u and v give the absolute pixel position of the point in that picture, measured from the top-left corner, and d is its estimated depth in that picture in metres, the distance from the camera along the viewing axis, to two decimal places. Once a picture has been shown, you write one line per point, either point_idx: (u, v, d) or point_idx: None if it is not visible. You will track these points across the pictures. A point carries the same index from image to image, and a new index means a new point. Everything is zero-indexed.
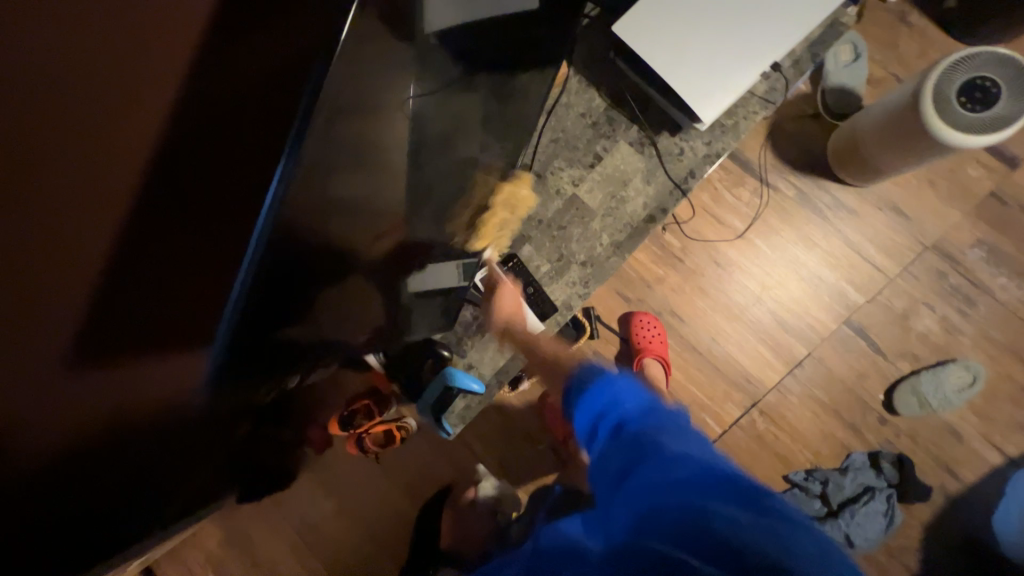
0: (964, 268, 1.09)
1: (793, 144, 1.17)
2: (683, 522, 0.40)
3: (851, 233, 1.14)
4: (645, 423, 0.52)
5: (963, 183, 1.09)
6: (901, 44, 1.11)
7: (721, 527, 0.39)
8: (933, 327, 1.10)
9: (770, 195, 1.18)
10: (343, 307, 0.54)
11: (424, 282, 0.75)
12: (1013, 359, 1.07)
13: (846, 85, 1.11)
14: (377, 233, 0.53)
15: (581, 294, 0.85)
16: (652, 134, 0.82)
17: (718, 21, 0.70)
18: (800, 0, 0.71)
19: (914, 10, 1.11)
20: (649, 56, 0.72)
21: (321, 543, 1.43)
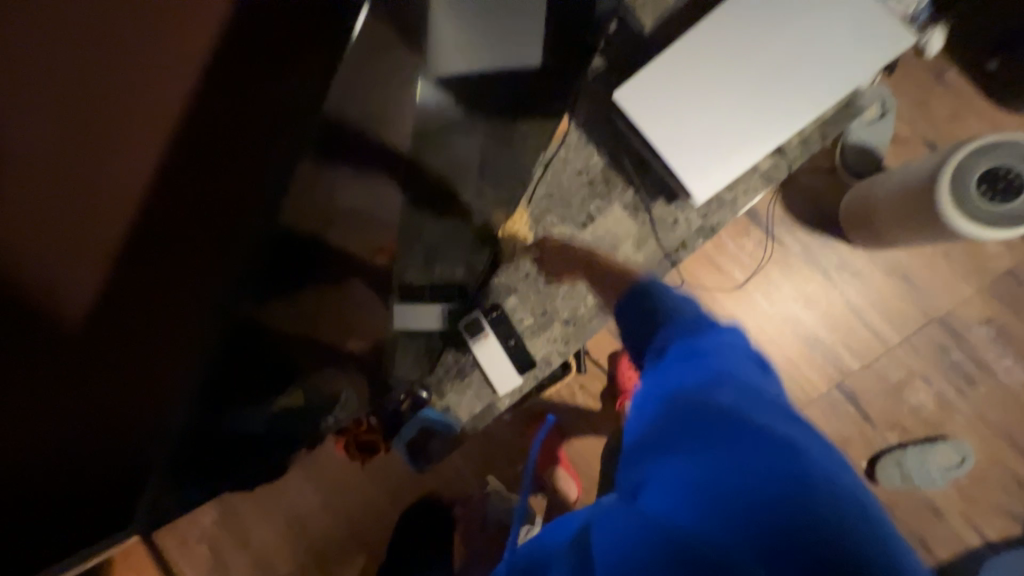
0: (967, 345, 1.06)
1: (805, 198, 1.12)
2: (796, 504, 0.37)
3: (853, 296, 1.11)
4: (721, 352, 0.54)
5: (979, 258, 1.06)
6: (933, 104, 1.06)
7: (804, 470, 0.39)
8: (926, 402, 1.07)
9: (775, 248, 1.14)
10: (329, 318, 0.57)
11: (403, 323, 0.75)
12: (1007, 443, 1.04)
13: (868, 143, 1.05)
14: (370, 248, 0.55)
15: (561, 350, 0.87)
16: (646, 201, 0.83)
17: (721, 103, 0.70)
18: (808, 85, 0.70)
19: (951, 68, 1.05)
20: (648, 129, 0.71)
21: (304, 535, 1.49)
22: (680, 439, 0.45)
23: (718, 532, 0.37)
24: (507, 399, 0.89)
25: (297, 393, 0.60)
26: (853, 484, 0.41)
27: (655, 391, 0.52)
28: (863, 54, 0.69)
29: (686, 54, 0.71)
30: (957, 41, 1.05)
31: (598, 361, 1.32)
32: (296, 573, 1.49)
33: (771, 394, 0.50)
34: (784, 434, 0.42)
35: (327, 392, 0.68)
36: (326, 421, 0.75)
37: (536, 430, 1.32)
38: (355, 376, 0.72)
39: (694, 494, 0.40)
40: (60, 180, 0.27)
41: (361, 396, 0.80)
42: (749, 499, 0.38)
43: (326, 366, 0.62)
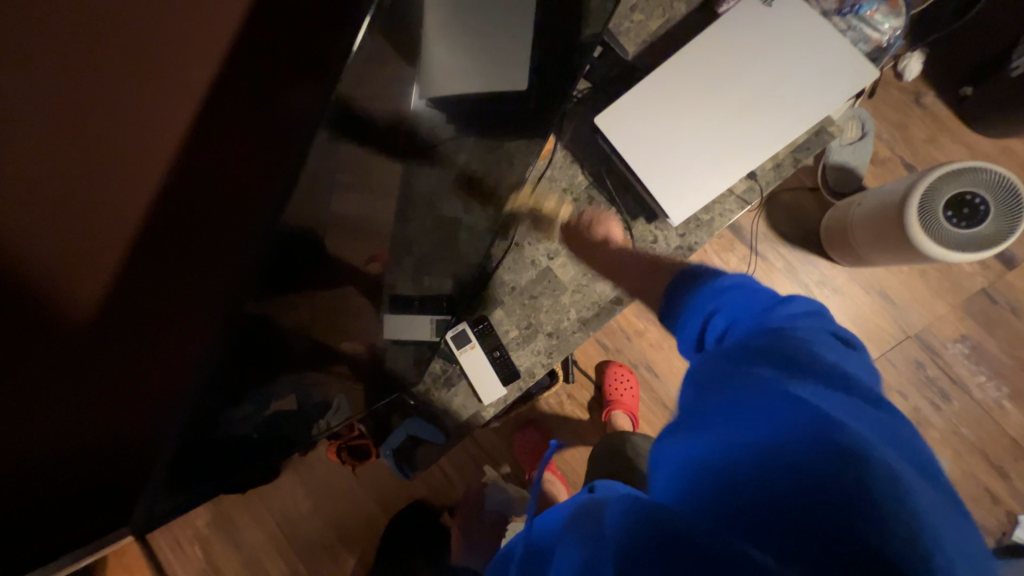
0: (944, 362, 1.09)
1: (788, 215, 1.16)
2: (850, 456, 0.32)
3: (833, 311, 1.14)
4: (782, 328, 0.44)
5: (955, 277, 1.09)
6: (912, 127, 1.09)
7: (865, 461, 0.31)
8: (902, 417, 1.10)
9: (759, 263, 1.17)
10: (322, 320, 0.57)
11: (393, 333, 0.79)
12: (981, 459, 1.07)
13: (847, 163, 1.08)
14: (366, 252, 0.57)
15: (544, 362, 0.90)
16: (628, 220, 0.86)
17: (698, 130, 0.74)
18: (781, 113, 0.73)
19: (929, 92, 1.09)
20: (628, 154, 0.75)
21: (295, 537, 1.51)
22: (708, 414, 0.39)
23: (731, 522, 0.33)
24: (492, 409, 0.92)
25: (286, 397, 0.61)
26: (936, 496, 0.31)
27: (693, 368, 0.47)
28: (833, 85, 0.73)
29: (665, 82, 0.75)
30: (935, 68, 1.09)
31: (586, 370, 1.34)
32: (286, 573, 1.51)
33: (837, 364, 0.39)
34: (845, 418, 0.34)
35: (316, 395, 0.69)
36: (316, 425, 0.76)
37: (524, 437, 1.35)
38: (345, 379, 0.74)
39: (711, 476, 0.35)
40: (94, 190, 0.33)
41: (352, 401, 0.81)
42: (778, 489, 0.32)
43: (311, 372, 0.62)
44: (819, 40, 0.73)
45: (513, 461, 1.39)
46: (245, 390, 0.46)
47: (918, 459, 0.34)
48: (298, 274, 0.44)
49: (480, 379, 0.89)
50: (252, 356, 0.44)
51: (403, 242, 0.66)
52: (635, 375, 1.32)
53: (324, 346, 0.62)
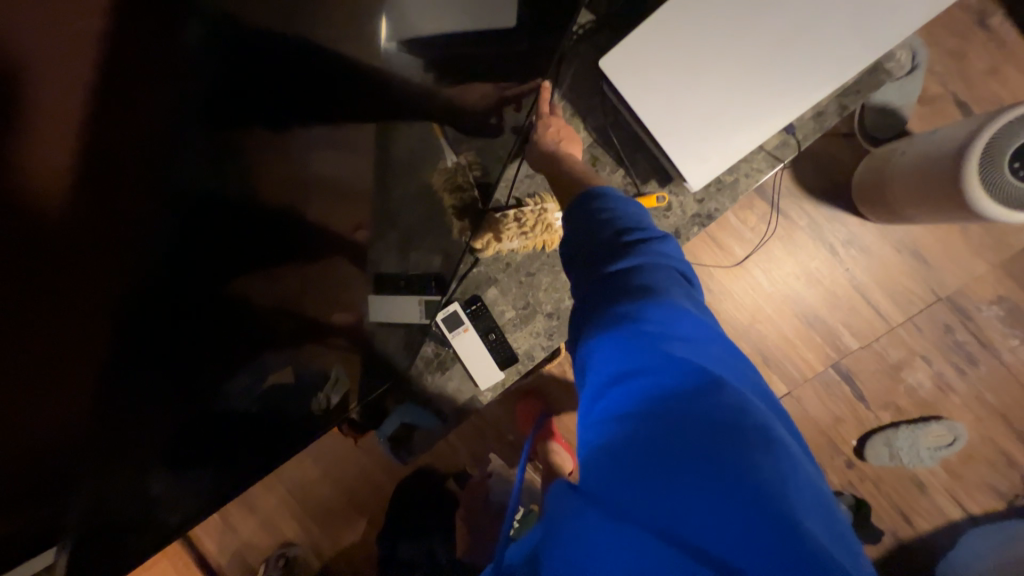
0: (975, 326, 1.01)
1: (817, 166, 1.03)
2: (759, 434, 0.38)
3: (858, 273, 1.04)
4: (704, 317, 0.48)
5: (999, 233, 0.98)
6: (971, 56, 0.93)
7: (762, 433, 0.39)
8: (923, 383, 1.04)
9: (780, 222, 1.05)
10: (313, 294, 0.53)
11: (379, 316, 0.71)
12: (1002, 424, 1.02)
13: (891, 104, 0.94)
14: (346, 222, 0.52)
15: (544, 345, 0.83)
16: (638, 185, 0.75)
17: (726, 74, 0.61)
18: (828, 48, 0.60)
19: (996, 12, 0.92)
20: (641, 107, 0.63)
21: (305, 502, 1.55)
22: (669, 422, 0.39)
23: (721, 537, 0.34)
24: (489, 393, 0.86)
25: (283, 369, 0.56)
26: (788, 435, 0.42)
27: (631, 356, 0.44)
28: (900, 7, 0.58)
29: (687, 11, 0.61)
30: None
31: None
32: (301, 534, 1.56)
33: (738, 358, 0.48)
34: (738, 396, 0.41)
35: (316, 365, 0.62)
36: (315, 400, 0.66)
37: (527, 408, 1.32)
38: (344, 351, 0.67)
39: (690, 489, 0.36)
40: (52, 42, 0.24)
41: (354, 371, 0.72)
42: (757, 495, 0.35)
43: (304, 341, 0.57)
44: None
45: (516, 430, 1.38)
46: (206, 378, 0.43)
47: (767, 405, 0.46)
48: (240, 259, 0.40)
49: (476, 364, 0.82)
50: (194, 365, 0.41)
51: (382, 217, 0.59)
52: None
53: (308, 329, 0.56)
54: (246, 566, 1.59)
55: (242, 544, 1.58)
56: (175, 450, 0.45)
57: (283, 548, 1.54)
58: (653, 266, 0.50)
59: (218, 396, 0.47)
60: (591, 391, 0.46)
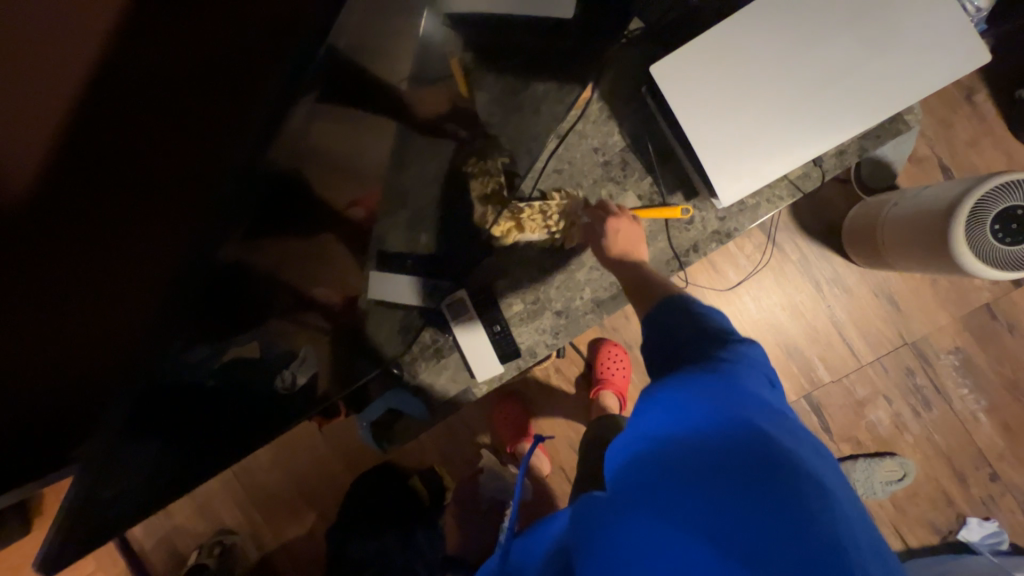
0: (933, 372, 1.09)
1: (812, 206, 1.09)
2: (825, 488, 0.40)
3: (838, 311, 1.11)
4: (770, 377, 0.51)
5: (963, 289, 1.07)
6: (956, 125, 1.02)
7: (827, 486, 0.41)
8: (883, 420, 1.11)
9: (773, 254, 1.10)
10: (294, 265, 0.49)
11: (380, 294, 0.70)
12: (946, 465, 1.10)
13: (886, 158, 1.01)
14: (344, 195, 0.49)
15: (548, 342, 0.83)
16: (664, 193, 0.78)
17: (764, 100, 0.64)
18: (860, 92, 0.64)
19: (982, 90, 1.02)
20: (682, 117, 0.66)
21: (252, 488, 1.44)
22: (709, 456, 0.41)
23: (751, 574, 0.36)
24: (484, 385, 0.85)
25: (249, 343, 0.49)
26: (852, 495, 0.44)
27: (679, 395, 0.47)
28: (923, 66, 0.63)
29: (736, 36, 0.64)
30: (995, 62, 1.01)
31: (579, 346, 1.28)
32: (243, 523, 1.45)
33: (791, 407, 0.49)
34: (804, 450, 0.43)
35: (282, 344, 0.56)
36: (280, 377, 0.60)
37: (505, 410, 1.30)
38: (318, 330, 0.62)
39: (726, 527, 0.38)
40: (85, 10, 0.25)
41: (324, 353, 0.66)
42: (791, 539, 0.36)
43: (274, 315, 0.51)
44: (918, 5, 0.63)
45: (492, 431, 1.34)
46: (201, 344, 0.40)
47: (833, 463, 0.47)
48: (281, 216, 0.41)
49: (474, 356, 0.81)
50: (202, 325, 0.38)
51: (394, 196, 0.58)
52: (629, 355, 1.27)
53: (292, 290, 0.51)
54: (175, 554, 1.45)
55: (173, 528, 1.45)
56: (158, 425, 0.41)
57: (220, 537, 1.42)
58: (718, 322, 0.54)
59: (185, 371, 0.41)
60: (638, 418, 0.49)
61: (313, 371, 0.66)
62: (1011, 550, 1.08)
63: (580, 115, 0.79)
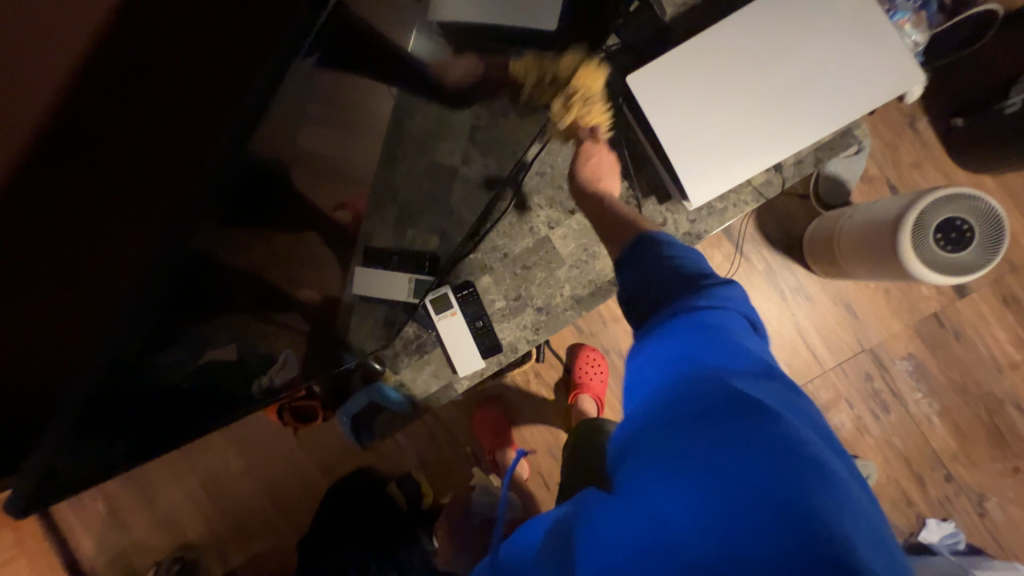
0: (889, 377, 1.16)
1: (776, 220, 1.16)
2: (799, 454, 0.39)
3: (802, 319, 1.17)
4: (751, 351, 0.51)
5: (914, 299, 1.16)
6: (901, 148, 1.12)
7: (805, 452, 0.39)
8: (845, 423, 1.17)
9: (741, 263, 1.17)
10: (277, 267, 0.51)
11: (363, 289, 0.73)
12: (904, 467, 1.16)
13: (840, 175, 1.10)
14: (331, 198, 0.53)
15: (529, 338, 0.85)
16: (639, 196, 0.83)
17: (728, 111, 0.71)
18: (812, 108, 0.71)
19: (923, 118, 1.12)
20: (656, 125, 0.71)
21: (217, 500, 1.37)
22: (670, 425, 0.44)
23: (692, 502, 0.38)
24: (465, 381, 0.86)
25: (225, 346, 0.52)
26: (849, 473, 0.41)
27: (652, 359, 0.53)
28: (865, 87, 0.71)
29: (700, 53, 0.71)
30: (932, 93, 1.12)
31: (558, 351, 1.31)
32: (206, 537, 1.38)
33: (777, 376, 0.49)
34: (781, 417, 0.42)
35: (262, 347, 0.60)
36: (258, 382, 0.64)
37: (484, 415, 1.30)
38: (296, 331, 0.65)
39: (672, 462, 0.41)
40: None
41: (301, 357, 0.70)
42: (716, 483, 0.38)
43: (258, 317, 0.54)
44: (859, 34, 0.71)
45: (472, 438, 1.34)
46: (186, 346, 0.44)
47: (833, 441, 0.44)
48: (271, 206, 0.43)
49: (455, 352, 0.83)
50: (186, 322, 0.41)
51: (383, 186, 0.61)
52: (607, 361, 1.30)
53: (275, 285, 0.53)
54: (131, 572, 1.37)
55: (130, 544, 1.37)
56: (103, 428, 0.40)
57: (181, 552, 1.35)
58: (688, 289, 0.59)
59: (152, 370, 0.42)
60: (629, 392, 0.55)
61: (291, 375, 0.71)
62: (967, 549, 1.13)
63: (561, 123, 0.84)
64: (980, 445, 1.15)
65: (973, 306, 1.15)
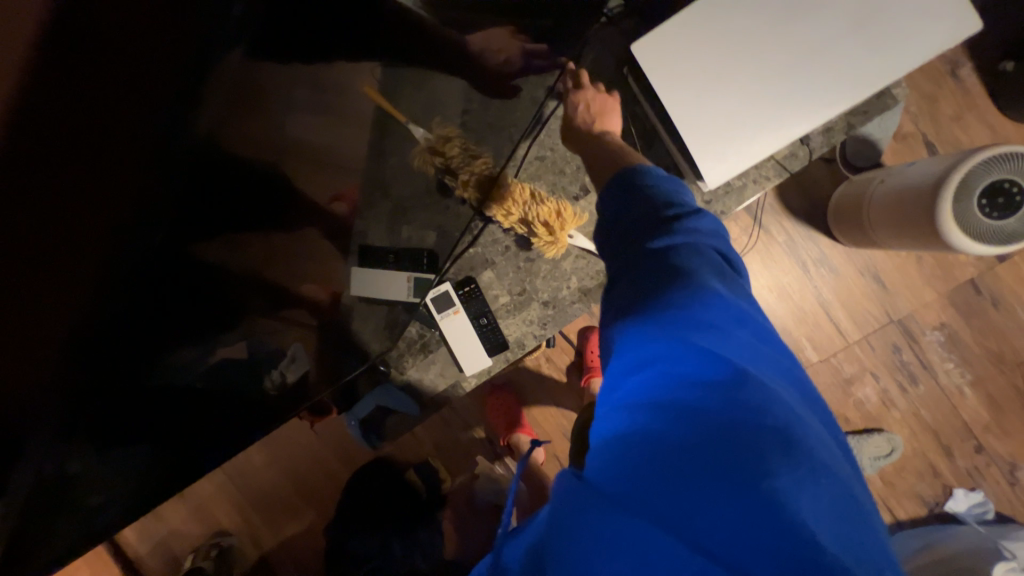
0: (919, 348, 1.11)
1: (799, 187, 1.08)
2: (780, 450, 0.38)
3: (826, 291, 1.11)
4: (732, 309, 0.49)
5: (949, 265, 1.08)
6: (941, 100, 1.02)
7: (788, 449, 0.38)
8: (871, 398, 1.13)
9: (761, 236, 1.10)
10: (281, 262, 0.51)
11: (364, 291, 0.69)
12: (932, 439, 1.12)
13: (872, 135, 1.00)
14: (327, 189, 0.51)
15: (536, 333, 0.84)
16: None
17: (747, 79, 0.64)
18: (843, 70, 0.63)
19: (967, 63, 1.01)
20: (668, 101, 0.65)
21: (244, 491, 1.41)
22: (650, 421, 0.41)
23: (733, 537, 0.35)
24: (474, 379, 0.85)
25: (236, 342, 0.52)
26: (825, 453, 0.41)
27: (655, 346, 0.46)
28: (906, 40, 0.63)
29: (717, 11, 0.63)
30: (979, 34, 1.00)
31: (569, 335, 1.28)
32: (238, 524, 1.43)
33: (753, 348, 0.48)
34: (767, 408, 0.41)
35: (273, 342, 0.58)
36: (269, 378, 0.61)
37: (497, 402, 1.30)
38: (305, 327, 0.62)
39: (710, 491, 0.36)
40: None
41: (313, 351, 0.67)
42: (700, 487, 0.37)
43: (258, 313, 0.52)
44: None
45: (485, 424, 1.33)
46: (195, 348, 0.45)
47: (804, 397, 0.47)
48: (241, 199, 0.40)
49: (464, 351, 0.82)
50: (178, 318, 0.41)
51: (370, 184, 0.58)
52: None
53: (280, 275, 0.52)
54: (171, 558, 1.44)
55: (168, 533, 1.44)
56: (113, 429, 0.41)
57: (216, 540, 1.41)
58: (687, 252, 0.52)
59: (163, 370, 0.43)
60: (612, 380, 0.48)
61: (303, 369, 0.67)
62: (995, 519, 1.10)
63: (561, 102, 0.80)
64: (1014, 414, 1.10)
65: (1013, 270, 1.07)
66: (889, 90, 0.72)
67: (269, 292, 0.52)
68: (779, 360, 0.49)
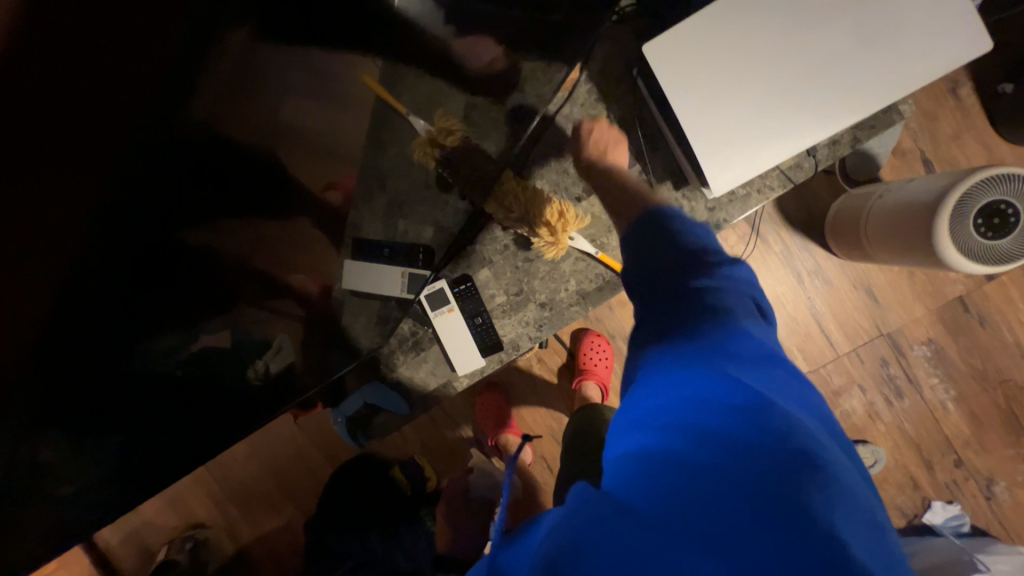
0: (905, 362, 1.12)
1: (797, 198, 1.08)
2: (810, 476, 0.36)
3: (819, 303, 1.11)
4: (758, 334, 0.49)
5: (940, 282, 1.10)
6: (941, 118, 1.03)
7: (816, 473, 0.37)
8: (856, 409, 1.14)
9: (757, 244, 1.10)
10: (266, 252, 0.49)
11: (356, 285, 0.67)
12: (914, 452, 1.14)
13: (872, 150, 1.00)
14: (318, 176, 0.51)
15: (531, 335, 0.82)
16: (653, 181, 0.78)
17: (759, 86, 0.63)
18: (856, 84, 0.63)
19: (967, 83, 1.02)
20: (679, 103, 0.64)
21: (223, 483, 1.38)
22: (672, 442, 0.41)
23: (748, 565, 0.33)
24: (465, 379, 0.83)
25: (217, 332, 0.49)
26: (858, 486, 0.39)
27: (676, 369, 0.46)
28: (920, 57, 0.62)
29: (732, 14, 0.62)
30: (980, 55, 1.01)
31: (563, 336, 1.27)
32: (214, 516, 1.39)
33: (781, 376, 0.47)
34: (795, 434, 0.39)
35: (257, 333, 0.56)
36: (252, 368, 0.59)
37: (486, 402, 1.28)
38: (292, 318, 0.60)
39: (727, 515, 0.35)
40: None
41: (299, 343, 0.65)
42: (719, 508, 0.36)
43: (243, 300, 0.50)
44: None
45: (473, 424, 1.32)
46: (171, 338, 0.43)
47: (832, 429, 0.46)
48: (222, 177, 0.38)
49: (457, 351, 0.80)
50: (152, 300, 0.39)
51: None
52: (612, 347, 1.26)
53: (268, 263, 0.50)
54: (144, 549, 1.40)
55: (142, 523, 1.39)
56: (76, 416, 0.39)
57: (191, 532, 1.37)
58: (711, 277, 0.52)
59: (134, 358, 0.41)
60: (633, 401, 0.48)
61: (288, 362, 0.65)
62: (971, 532, 1.13)
63: (567, 98, 0.78)
64: (994, 432, 1.13)
65: (1001, 290, 1.09)
66: (895, 105, 0.72)
67: (258, 279, 0.50)
68: (810, 393, 0.48)
